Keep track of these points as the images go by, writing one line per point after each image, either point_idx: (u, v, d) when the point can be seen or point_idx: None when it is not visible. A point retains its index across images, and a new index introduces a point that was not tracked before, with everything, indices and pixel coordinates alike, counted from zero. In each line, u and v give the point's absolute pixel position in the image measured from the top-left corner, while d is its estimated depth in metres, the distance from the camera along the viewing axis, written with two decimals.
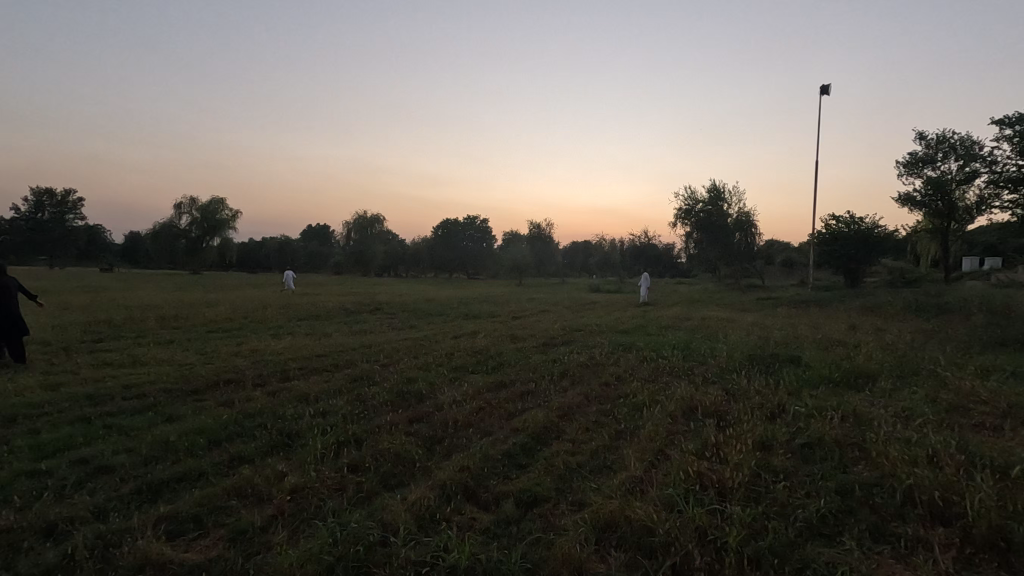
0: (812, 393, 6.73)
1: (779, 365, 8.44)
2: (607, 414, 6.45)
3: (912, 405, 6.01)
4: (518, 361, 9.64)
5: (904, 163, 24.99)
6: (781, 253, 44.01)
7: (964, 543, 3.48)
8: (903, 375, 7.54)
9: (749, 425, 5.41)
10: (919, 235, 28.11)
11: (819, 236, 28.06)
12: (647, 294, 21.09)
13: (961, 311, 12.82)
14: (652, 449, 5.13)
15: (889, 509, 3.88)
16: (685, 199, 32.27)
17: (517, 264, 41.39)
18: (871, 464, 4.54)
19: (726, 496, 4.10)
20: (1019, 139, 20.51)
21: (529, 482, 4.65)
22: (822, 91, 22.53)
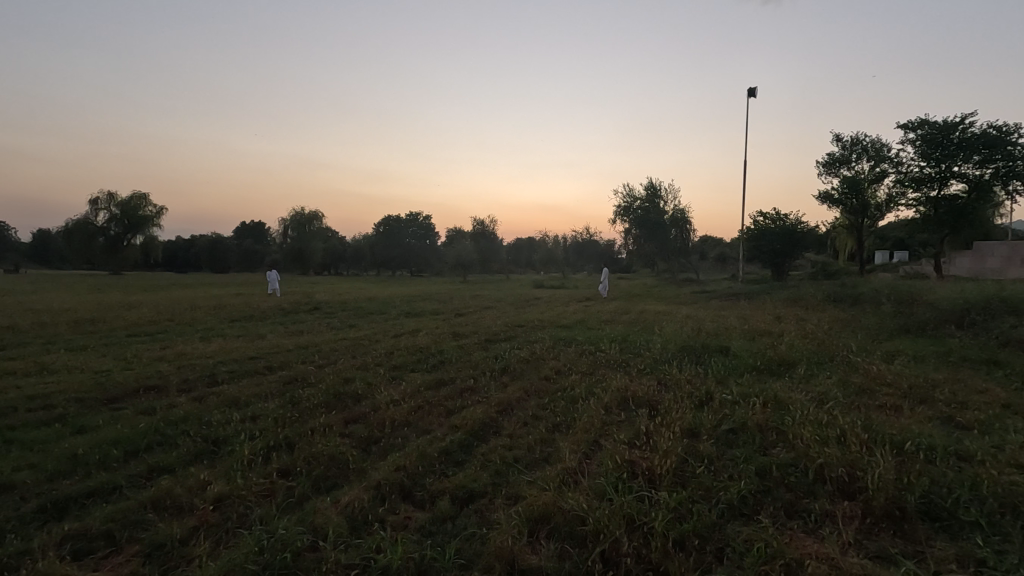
0: (738, 381, 7.09)
1: (709, 355, 8.84)
2: (545, 408, 6.56)
3: (826, 388, 6.47)
4: (460, 358, 9.61)
5: (823, 163, 26.65)
6: (715, 248, 45.98)
7: (865, 514, 3.77)
8: (820, 361, 8.09)
9: (678, 413, 5.63)
10: (836, 231, 30.09)
11: (749, 232, 29.52)
12: (604, 293, 21.26)
13: (872, 300, 13.87)
14: (586, 440, 5.24)
15: (801, 487, 4.15)
16: (624, 197, 33.13)
17: (462, 260, 41.14)
18: (788, 446, 4.83)
19: (654, 482, 4.25)
20: (921, 142, 22.33)
21: (465, 479, 4.65)
22: (750, 93, 23.58)
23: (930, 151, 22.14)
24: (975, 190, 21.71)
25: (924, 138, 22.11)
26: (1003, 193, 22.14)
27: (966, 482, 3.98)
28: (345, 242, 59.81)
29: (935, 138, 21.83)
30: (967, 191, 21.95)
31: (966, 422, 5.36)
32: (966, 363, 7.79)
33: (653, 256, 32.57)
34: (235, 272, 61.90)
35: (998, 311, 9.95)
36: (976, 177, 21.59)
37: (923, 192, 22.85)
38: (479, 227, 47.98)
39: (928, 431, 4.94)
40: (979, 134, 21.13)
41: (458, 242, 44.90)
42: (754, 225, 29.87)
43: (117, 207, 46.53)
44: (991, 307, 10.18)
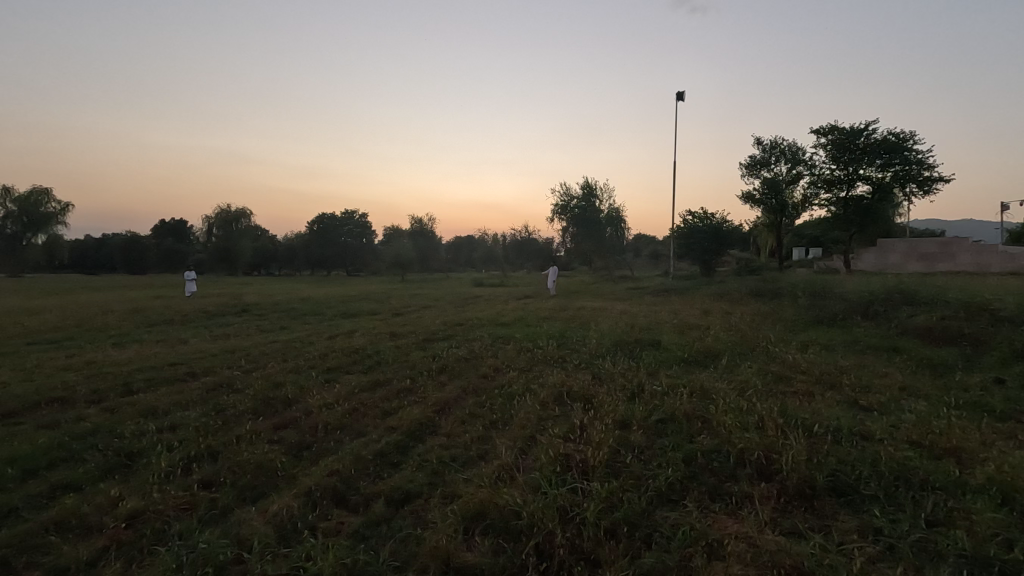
0: (668, 373, 7.39)
1: (642, 349, 9.15)
2: (483, 405, 6.58)
3: (747, 377, 6.86)
4: (397, 358, 9.45)
5: (745, 165, 28.17)
6: (649, 246, 47.64)
7: (780, 493, 4.03)
8: (742, 352, 8.57)
9: (612, 406, 5.80)
10: (758, 229, 31.89)
11: (679, 230, 30.80)
12: (551, 289, 21.53)
13: (790, 294, 14.84)
14: (522, 436, 5.29)
15: (723, 472, 4.38)
16: (561, 195, 33.68)
17: (400, 259, 40.43)
18: (712, 433, 5.09)
19: (588, 474, 4.36)
20: (831, 146, 24.08)
21: (400, 480, 4.59)
22: (678, 97, 24.53)
23: (839, 155, 23.91)
24: (877, 191, 23.66)
25: (835, 143, 23.86)
26: (901, 195, 24.22)
27: (868, 458, 4.34)
28: (275, 241, 57.33)
29: (844, 143, 23.60)
30: (871, 192, 23.88)
31: (868, 405, 5.84)
32: (869, 351, 8.48)
33: (590, 254, 33.28)
34: (155, 272, 57.89)
35: (897, 302, 10.89)
36: (878, 180, 23.53)
37: (833, 193, 24.64)
38: (418, 225, 47.29)
39: (836, 414, 5.34)
40: (881, 140, 23.04)
41: (396, 241, 44.11)
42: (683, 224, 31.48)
43: (14, 202, 42.44)
44: (891, 298, 11.12)
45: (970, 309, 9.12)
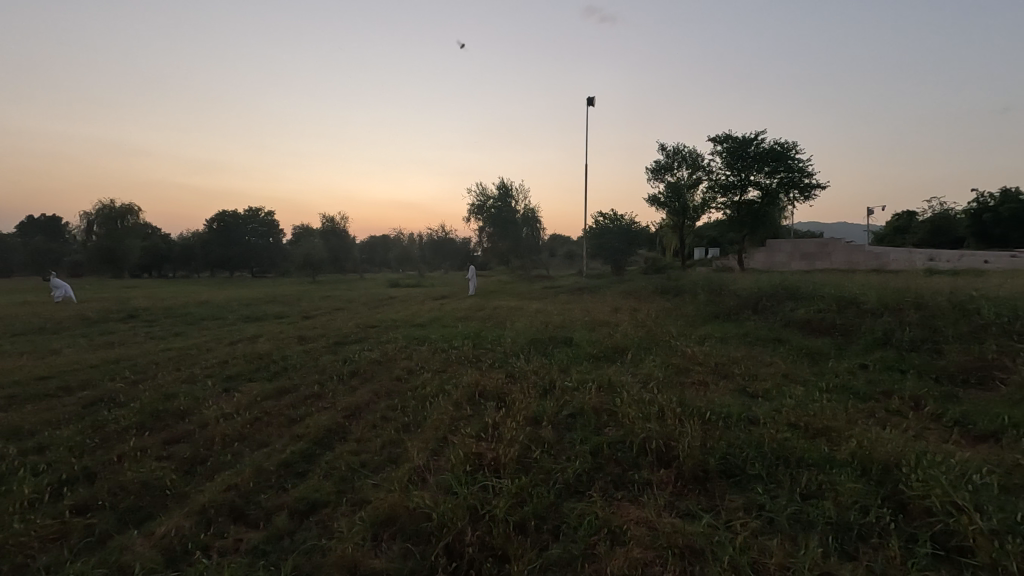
0: (578, 369, 7.63)
1: (555, 346, 9.39)
2: (395, 408, 6.45)
3: (651, 371, 7.24)
4: (305, 363, 9.03)
5: (651, 169, 29.70)
6: (565, 245, 48.94)
7: (677, 478, 4.32)
8: (648, 346, 9.04)
9: (524, 403, 5.90)
10: (663, 231, 33.70)
11: (591, 231, 31.93)
12: (469, 289, 21.51)
13: (691, 291, 15.83)
14: (435, 437, 5.26)
15: (627, 461, 4.62)
16: (477, 196, 33.79)
17: (310, 260, 38.60)
18: (617, 424, 5.33)
19: (499, 471, 4.42)
20: (726, 154, 25.95)
21: (305, 491, 4.40)
22: (588, 102, 25.39)
23: (733, 162, 25.84)
24: (766, 196, 25.82)
25: (729, 151, 25.76)
26: (785, 199, 26.60)
27: (754, 440, 4.73)
28: (168, 240, 52.79)
29: (737, 151, 25.55)
30: (761, 197, 26.01)
31: (755, 393, 6.36)
32: (758, 342, 9.26)
33: (506, 254, 33.57)
34: (22, 275, 51.43)
35: (782, 297, 11.97)
36: (766, 186, 25.69)
37: (729, 197, 26.58)
38: (328, 224, 45.21)
39: (728, 402, 5.77)
40: (768, 149, 25.17)
41: (305, 240, 42.09)
42: (595, 225, 32.64)
43: None
44: (777, 294, 12.20)
45: (841, 302, 10.21)
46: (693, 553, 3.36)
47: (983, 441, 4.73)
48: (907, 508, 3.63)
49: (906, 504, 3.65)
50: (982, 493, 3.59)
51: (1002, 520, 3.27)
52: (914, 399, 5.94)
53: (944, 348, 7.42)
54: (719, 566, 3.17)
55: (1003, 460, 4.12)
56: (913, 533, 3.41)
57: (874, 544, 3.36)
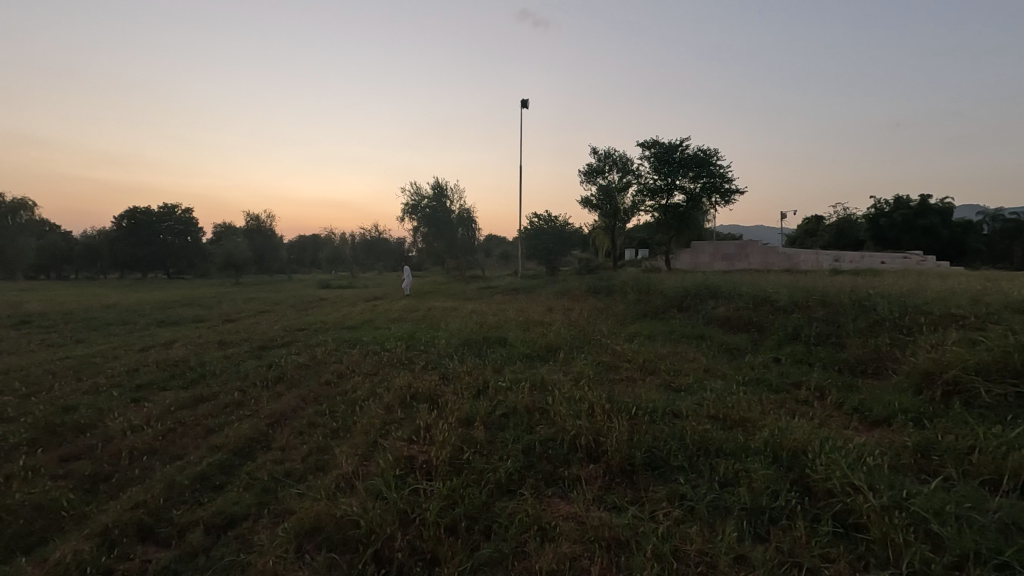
0: (512, 369, 7.68)
1: (489, 347, 9.40)
2: (323, 414, 6.23)
3: (582, 369, 7.41)
4: (225, 369, 8.54)
5: (583, 172, 30.37)
6: (500, 245, 49.15)
7: (605, 472, 4.44)
8: (580, 345, 9.25)
9: (457, 404, 5.86)
10: (596, 232, 34.54)
11: (526, 232, 32.25)
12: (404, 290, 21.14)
13: (621, 290, 16.32)
14: (365, 441, 5.13)
15: (558, 458, 4.70)
16: (411, 195, 33.25)
17: (232, 260, 36.51)
18: (549, 422, 5.40)
19: (431, 474, 4.38)
20: (653, 159, 26.98)
21: (223, 504, 4.17)
22: (522, 105, 25.60)
23: (660, 167, 26.92)
24: (690, 200, 27.07)
25: (657, 156, 26.79)
26: (708, 204, 28.01)
27: (677, 433, 4.93)
28: (68, 239, 48.31)
29: (664, 156, 26.63)
30: (685, 201, 27.23)
31: (679, 388, 6.65)
32: (683, 339, 9.70)
33: (441, 254, 33.18)
34: None
35: (704, 296, 12.59)
36: (691, 190, 26.95)
37: (656, 201, 27.61)
38: (253, 222, 42.91)
39: (654, 398, 5.99)
40: (692, 156, 26.42)
41: (227, 240, 39.71)
42: (530, 226, 32.97)
43: None
44: (700, 293, 12.83)
45: (757, 300, 10.89)
46: (619, 545, 3.47)
47: (877, 426, 5.18)
48: (812, 490, 3.92)
49: (811, 487, 3.94)
50: (874, 473, 3.94)
51: (892, 497, 3.60)
52: (820, 389, 6.43)
53: (846, 342, 8.08)
54: (642, 556, 3.30)
55: (893, 442, 4.54)
56: (816, 513, 3.69)
57: (783, 526, 3.61)
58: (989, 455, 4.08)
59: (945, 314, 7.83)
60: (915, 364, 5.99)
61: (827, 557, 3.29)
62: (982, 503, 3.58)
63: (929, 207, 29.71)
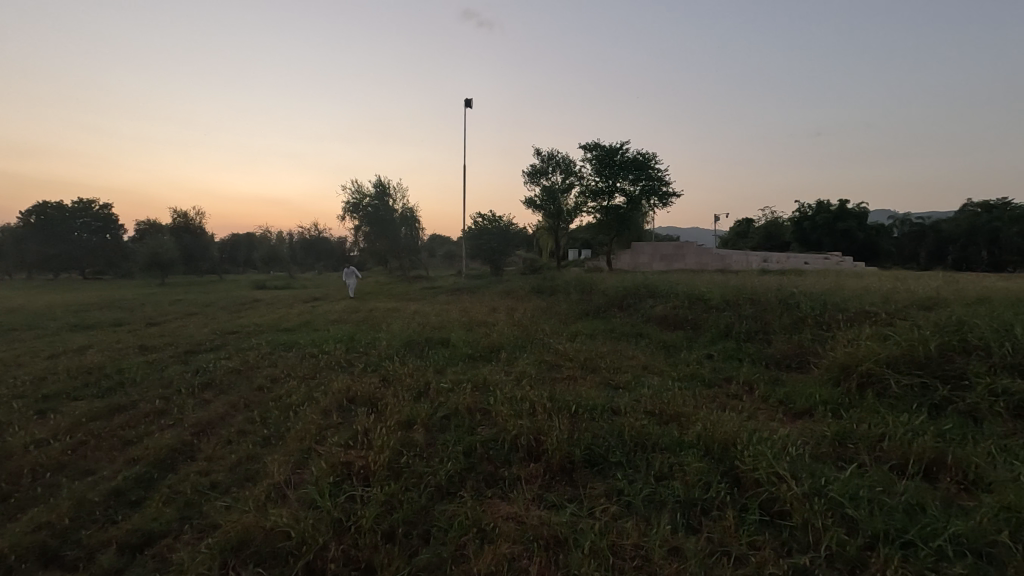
0: (454, 370, 7.60)
1: (432, 348, 9.26)
2: (255, 421, 5.94)
3: (525, 368, 7.44)
4: (146, 377, 7.98)
5: (528, 173, 30.57)
6: (445, 245, 48.73)
7: (545, 471, 4.47)
8: (523, 344, 9.29)
9: (397, 407, 5.73)
10: (539, 233, 34.86)
11: (470, 232, 32.12)
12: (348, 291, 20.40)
13: (564, 290, 16.53)
14: (299, 448, 4.92)
15: (499, 458, 4.69)
16: (352, 193, 32.35)
17: (157, 260, 34.27)
18: (491, 423, 5.38)
19: (368, 480, 4.26)
20: (595, 161, 27.52)
21: (139, 521, 3.88)
22: (465, 104, 25.46)
23: (602, 169, 27.50)
24: (630, 203, 27.80)
25: (598, 159, 27.33)
26: (647, 206, 28.87)
27: (616, 429, 5.02)
28: None
29: (605, 159, 27.21)
30: (626, 203, 27.95)
31: (618, 386, 6.78)
32: (623, 337, 9.92)
33: (384, 254, 32.47)
34: None
35: (643, 295, 12.95)
36: (631, 192, 27.70)
37: (598, 203, 28.19)
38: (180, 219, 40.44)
39: (595, 396, 6.08)
40: (631, 159, 27.16)
41: (151, 238, 37.23)
42: (474, 226, 32.86)
43: None
44: (639, 292, 13.18)
45: (692, 299, 11.30)
46: (558, 543, 3.48)
47: (800, 417, 5.49)
48: (741, 481, 4.09)
49: (739, 478, 4.11)
50: (797, 462, 4.16)
51: (812, 484, 3.80)
52: (749, 383, 6.74)
53: (772, 338, 8.52)
54: (581, 552, 3.33)
55: (813, 432, 4.81)
56: (744, 503, 3.84)
57: (714, 517, 3.74)
58: (896, 442, 4.41)
59: (859, 311, 8.41)
60: (834, 358, 6.39)
61: (753, 544, 3.44)
62: (890, 486, 3.86)
63: (847, 211, 31.90)
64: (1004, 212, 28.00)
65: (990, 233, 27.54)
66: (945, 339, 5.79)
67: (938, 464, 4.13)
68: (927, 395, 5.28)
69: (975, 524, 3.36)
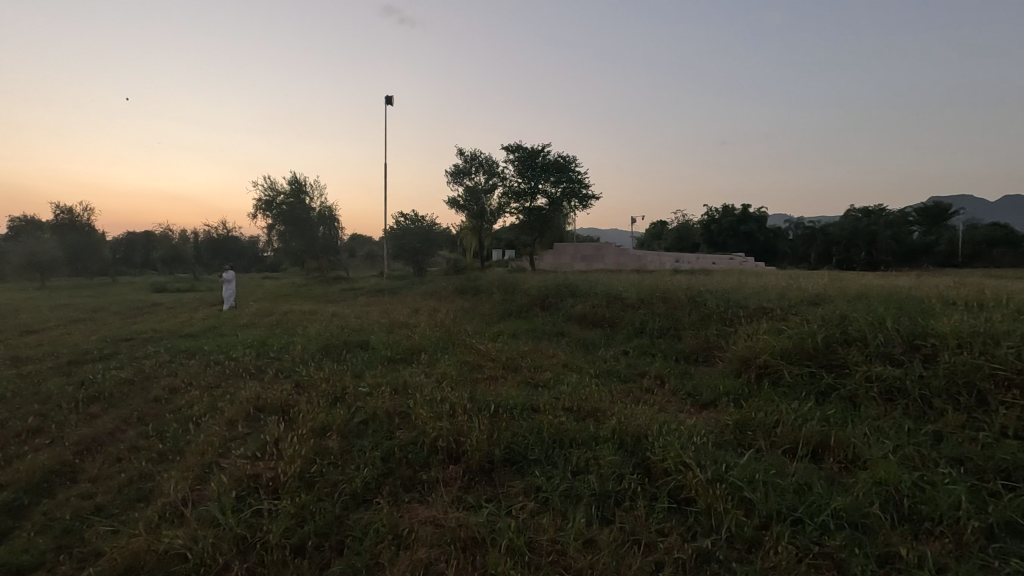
0: (373, 373, 7.39)
1: (350, 351, 8.96)
2: (150, 435, 5.46)
3: (446, 370, 7.38)
4: (18, 392, 7.11)
5: (451, 173, 30.34)
6: (366, 246, 47.36)
7: (464, 472, 4.46)
8: (445, 345, 9.21)
9: (311, 414, 5.47)
10: (463, 233, 34.74)
11: (392, 232, 31.42)
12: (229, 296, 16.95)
13: (488, 291, 16.56)
14: (201, 462, 4.59)
15: (418, 462, 4.61)
16: (265, 190, 30.61)
17: (35, 261, 30.67)
18: (410, 426, 5.27)
19: (277, 492, 4.05)
20: (517, 162, 27.79)
21: (5, 555, 3.46)
22: (386, 101, 24.87)
23: (524, 171, 27.83)
24: (551, 204, 28.36)
25: (520, 160, 27.62)
26: (568, 207, 29.57)
27: (536, 427, 5.07)
28: None
29: (527, 161, 27.57)
30: (547, 204, 28.48)
31: (539, 385, 6.88)
32: (545, 336, 10.09)
33: (301, 254, 31.00)
34: None
35: (564, 295, 13.25)
36: (552, 194, 28.26)
37: (520, 204, 28.48)
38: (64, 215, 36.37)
39: (515, 395, 6.12)
40: (552, 161, 27.70)
41: (28, 236, 33.29)
42: (396, 226, 32.20)
43: None
44: (560, 291, 13.46)
45: (610, 298, 11.69)
46: (476, 545, 3.48)
47: (707, 408, 5.84)
48: (651, 471, 4.28)
49: (650, 468, 4.30)
50: (702, 451, 4.40)
51: (715, 470, 4.05)
52: (660, 378, 7.08)
53: (682, 334, 9.00)
54: (497, 551, 3.35)
55: (718, 422, 5.11)
56: (654, 492, 4.02)
57: (626, 507, 3.89)
58: (788, 427, 4.79)
59: (758, 307, 9.07)
60: (736, 351, 6.85)
61: (662, 531, 3.61)
62: (783, 469, 4.19)
63: (749, 215, 34.46)
64: (879, 218, 31.42)
65: (869, 236, 30.73)
66: (829, 332, 6.36)
67: (823, 446, 4.53)
68: (815, 383, 5.79)
69: (852, 498, 3.71)
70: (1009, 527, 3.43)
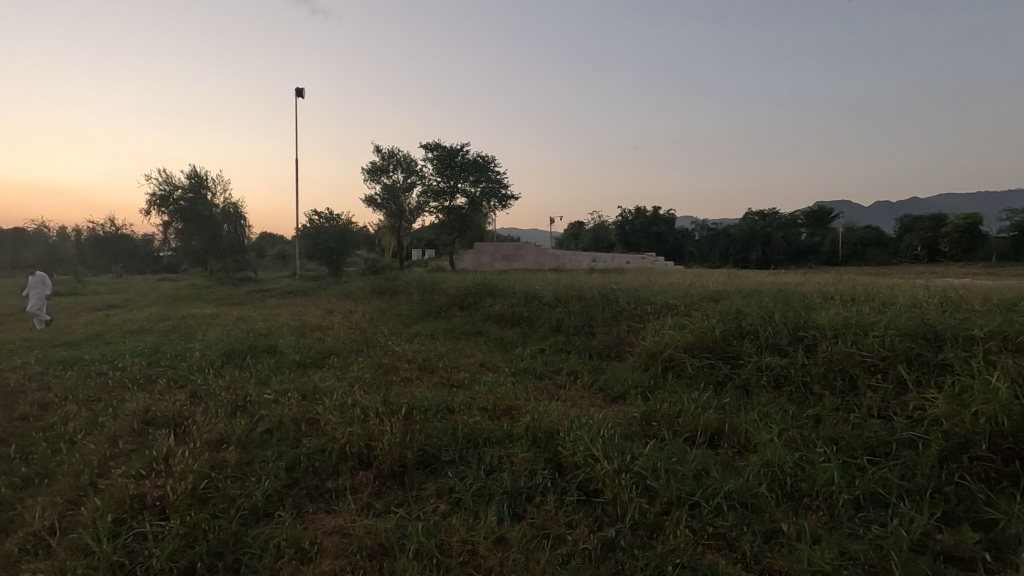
0: (279, 379, 7.02)
1: (255, 357, 8.45)
2: (12, 458, 4.83)
3: (359, 373, 7.14)
4: None
5: (368, 171, 29.46)
6: (277, 245, 44.90)
7: (375, 477, 4.33)
8: (359, 347, 8.91)
9: (207, 426, 5.08)
10: (380, 232, 33.83)
11: (305, 231, 30.00)
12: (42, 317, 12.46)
13: (405, 291, 16.23)
14: (76, 484, 4.13)
15: (325, 469, 4.42)
16: (160, 184, 28.08)
17: None
18: (318, 433, 5.04)
19: (165, 512, 3.73)
20: (436, 161, 27.46)
21: None
22: (297, 94, 23.67)
23: (442, 170, 27.55)
24: (471, 204, 28.32)
25: (439, 159, 27.32)
26: (487, 207, 29.66)
27: (450, 428, 5.03)
28: None
29: (446, 160, 27.31)
30: (467, 204, 28.40)
31: (455, 385, 6.83)
32: (463, 336, 10.04)
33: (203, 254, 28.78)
34: None
35: (482, 294, 13.26)
36: (471, 194, 28.22)
37: (440, 203, 28.20)
38: None
39: (430, 396, 6.03)
40: (471, 161, 27.64)
41: None
42: (309, 225, 30.77)
43: None
44: (479, 291, 13.44)
45: (527, 297, 11.84)
46: (384, 552, 3.38)
47: (617, 401, 6.07)
48: (562, 465, 4.38)
49: (562, 463, 4.39)
50: (610, 443, 4.55)
51: (622, 461, 4.21)
52: (574, 374, 7.26)
53: (595, 331, 9.29)
54: (405, 556, 3.28)
55: (627, 415, 5.32)
56: (564, 486, 4.11)
57: (537, 502, 3.95)
58: (689, 417, 5.07)
59: (664, 304, 9.55)
60: (645, 346, 7.17)
61: (570, 523, 3.69)
62: (684, 456, 4.43)
63: (659, 217, 36.46)
64: (772, 221, 34.41)
65: (764, 237, 33.55)
66: (727, 326, 6.81)
67: (719, 433, 4.84)
68: (714, 374, 6.18)
69: (743, 480, 3.99)
70: (873, 497, 3.82)
